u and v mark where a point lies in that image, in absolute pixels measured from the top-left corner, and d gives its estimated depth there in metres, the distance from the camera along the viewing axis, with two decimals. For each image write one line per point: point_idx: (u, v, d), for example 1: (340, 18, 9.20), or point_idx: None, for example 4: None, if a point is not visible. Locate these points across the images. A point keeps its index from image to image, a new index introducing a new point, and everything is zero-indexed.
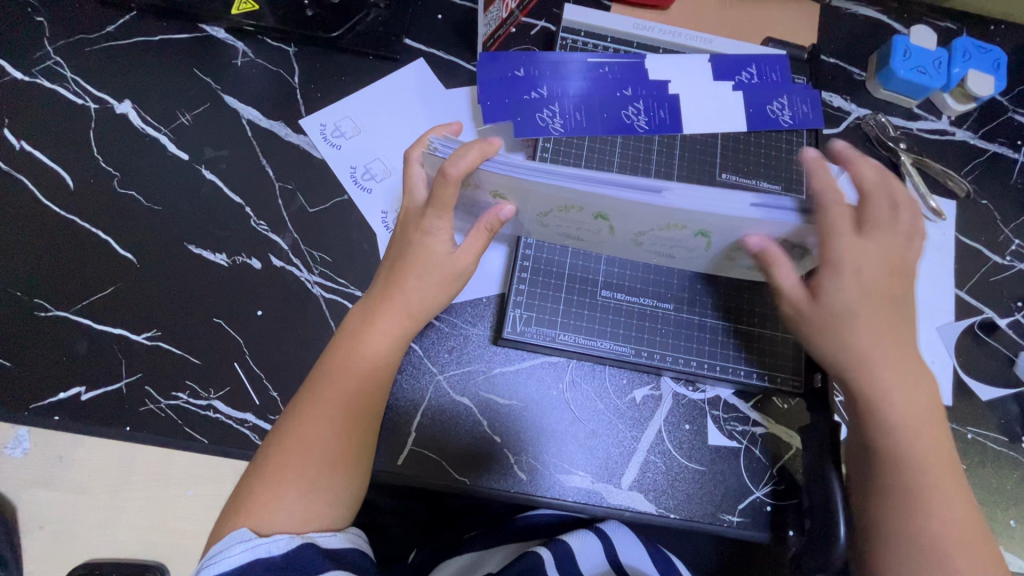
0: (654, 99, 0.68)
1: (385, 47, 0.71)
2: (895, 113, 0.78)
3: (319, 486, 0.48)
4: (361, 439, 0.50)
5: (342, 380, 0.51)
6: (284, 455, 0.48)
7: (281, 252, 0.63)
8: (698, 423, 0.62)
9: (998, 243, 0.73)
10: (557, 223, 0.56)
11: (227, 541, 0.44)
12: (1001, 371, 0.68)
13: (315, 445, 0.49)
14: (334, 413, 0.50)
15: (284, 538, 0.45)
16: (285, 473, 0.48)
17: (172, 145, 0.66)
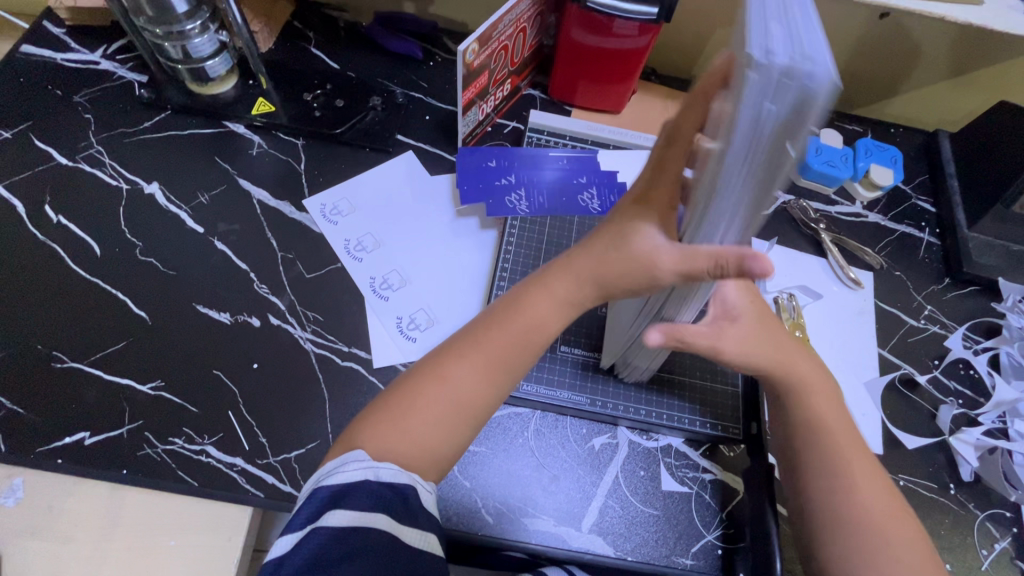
0: (606, 186, 0.81)
1: (380, 141, 0.85)
2: (815, 199, 0.92)
3: (433, 435, 0.53)
4: (492, 392, 0.55)
5: (489, 339, 0.55)
6: (417, 391, 0.54)
7: (279, 312, 0.72)
8: (652, 470, 0.68)
9: (912, 308, 0.84)
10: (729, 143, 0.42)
11: (345, 458, 0.50)
12: (925, 422, 0.75)
13: (445, 393, 0.54)
14: (475, 368, 0.54)
15: (391, 469, 0.50)
16: (411, 410, 0.53)
17: (191, 220, 0.76)
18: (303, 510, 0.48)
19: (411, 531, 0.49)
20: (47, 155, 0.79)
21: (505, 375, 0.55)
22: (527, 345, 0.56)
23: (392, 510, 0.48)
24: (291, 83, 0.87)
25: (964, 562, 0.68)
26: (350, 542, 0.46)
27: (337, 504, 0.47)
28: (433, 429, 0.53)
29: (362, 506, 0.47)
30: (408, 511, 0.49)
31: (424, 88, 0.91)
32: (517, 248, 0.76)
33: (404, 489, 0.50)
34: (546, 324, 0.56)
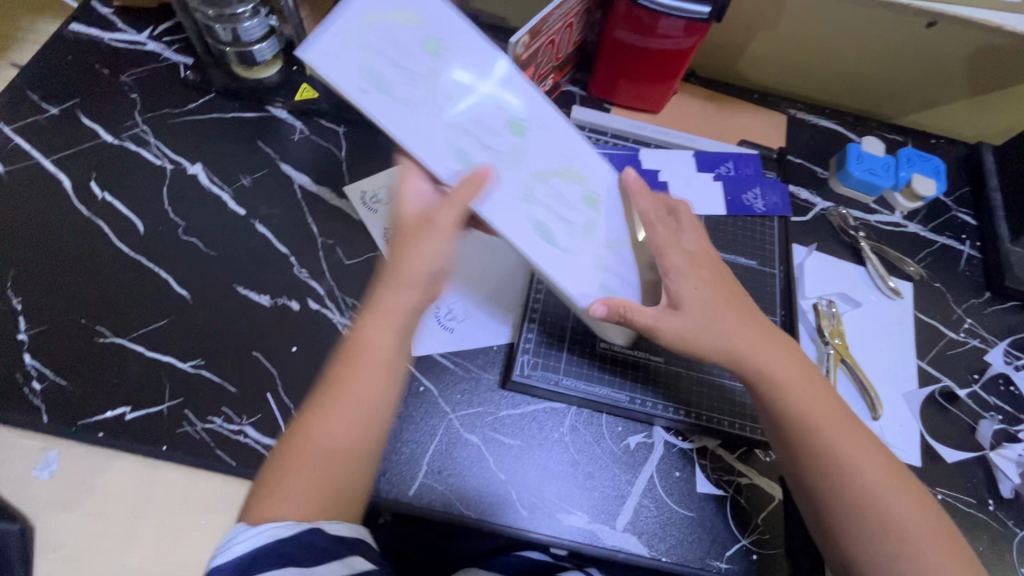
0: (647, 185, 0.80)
1: None
2: (854, 207, 0.91)
3: (329, 480, 0.48)
4: (367, 435, 0.50)
5: (360, 387, 0.51)
6: (295, 463, 0.48)
7: (318, 297, 0.72)
8: (687, 471, 0.67)
9: (952, 321, 0.83)
10: (381, 52, 0.52)
11: (232, 535, 0.44)
12: (964, 436, 0.74)
13: (316, 442, 0.49)
14: (349, 416, 0.50)
15: (286, 525, 0.44)
16: (300, 468, 0.48)
17: (232, 202, 0.77)
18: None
19: (326, 565, 0.43)
20: (94, 132, 0.80)
21: (378, 413, 0.51)
22: (365, 393, 0.51)
23: (294, 558, 0.43)
24: None
25: None
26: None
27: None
28: (330, 476, 0.48)
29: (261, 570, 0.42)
30: (315, 549, 0.44)
31: None
32: None
33: (308, 535, 0.44)
34: (388, 338, 0.53)
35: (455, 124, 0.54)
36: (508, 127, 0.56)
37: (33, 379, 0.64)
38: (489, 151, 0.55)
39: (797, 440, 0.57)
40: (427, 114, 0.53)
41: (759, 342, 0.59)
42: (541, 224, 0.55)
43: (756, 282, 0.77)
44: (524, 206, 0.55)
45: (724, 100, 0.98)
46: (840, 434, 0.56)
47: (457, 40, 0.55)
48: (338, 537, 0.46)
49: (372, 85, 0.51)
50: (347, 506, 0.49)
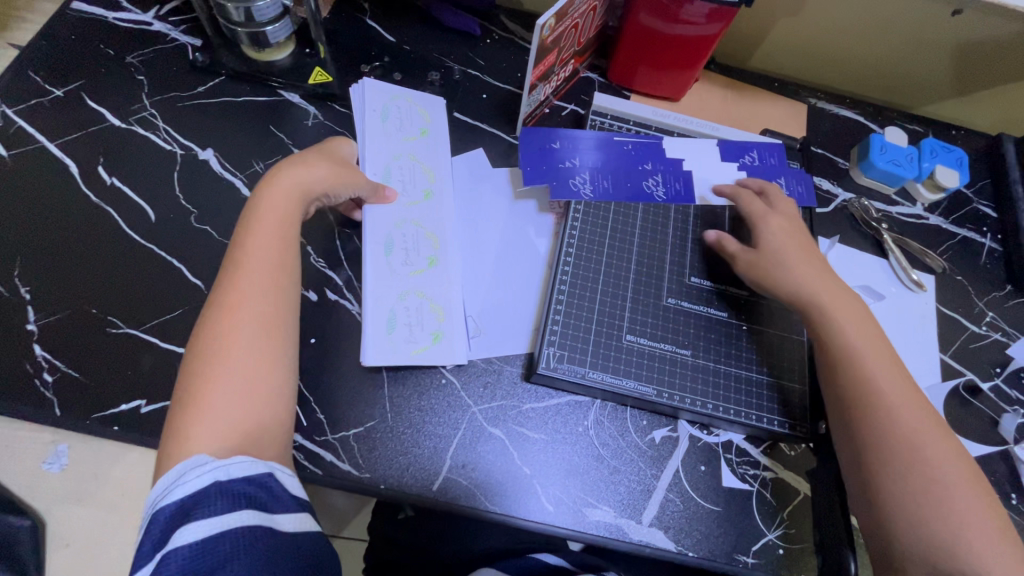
0: (671, 174, 0.78)
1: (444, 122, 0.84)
2: (875, 198, 0.90)
3: (248, 393, 0.53)
4: (271, 357, 0.56)
5: (243, 305, 0.57)
6: (204, 376, 0.53)
7: (336, 287, 0.70)
8: (713, 465, 0.67)
9: (974, 314, 0.82)
10: (396, 170, 0.75)
11: (184, 471, 0.48)
12: (987, 431, 0.74)
13: (250, 354, 0.55)
14: (251, 337, 0.56)
15: (242, 462, 0.49)
16: (228, 380, 0.53)
17: (245, 188, 0.74)
18: (149, 536, 0.45)
19: (283, 519, 0.49)
20: (100, 115, 0.77)
21: (281, 334, 0.58)
22: (244, 315, 0.57)
23: (253, 501, 0.48)
24: (347, 54, 0.85)
25: None
26: (221, 547, 0.44)
27: (187, 518, 0.45)
28: (261, 386, 0.54)
29: (218, 510, 0.46)
30: (271, 501, 0.49)
31: (481, 66, 0.89)
32: (582, 232, 0.74)
33: (259, 480, 0.49)
34: (282, 219, 0.63)
35: (396, 228, 0.72)
36: (426, 258, 0.71)
37: (45, 370, 0.62)
38: (404, 262, 0.70)
39: (845, 377, 0.61)
40: (389, 210, 0.72)
41: (833, 300, 0.65)
42: (387, 322, 0.66)
43: None
44: (393, 302, 0.68)
45: (745, 88, 0.96)
46: (887, 379, 0.60)
47: (443, 197, 0.76)
48: (295, 497, 0.52)
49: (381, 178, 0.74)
50: (273, 448, 0.53)
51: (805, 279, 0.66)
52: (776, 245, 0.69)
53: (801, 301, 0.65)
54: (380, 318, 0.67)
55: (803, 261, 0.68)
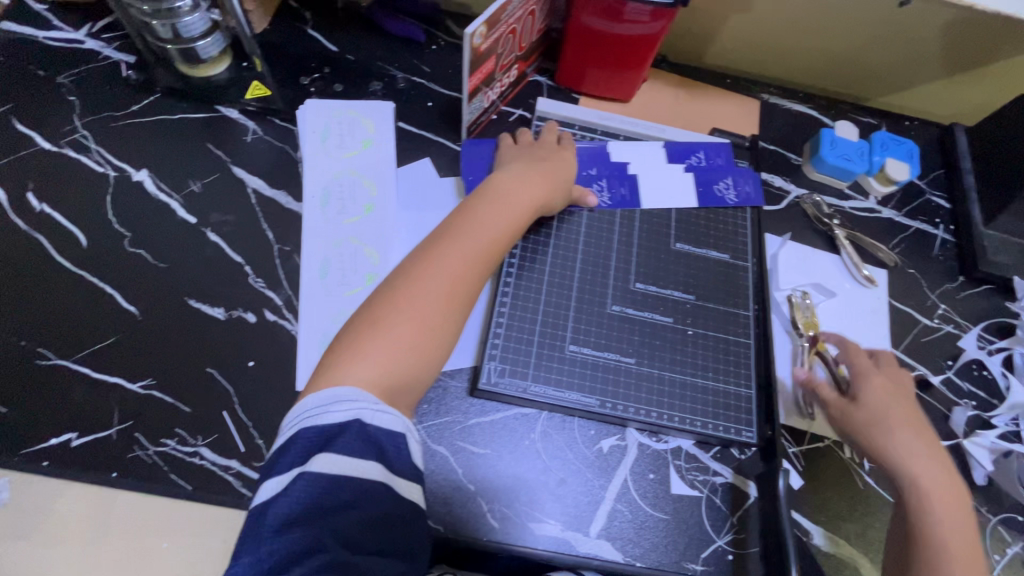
0: (616, 178, 0.78)
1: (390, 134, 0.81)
2: (828, 193, 0.89)
3: (405, 355, 0.52)
4: (428, 347, 0.54)
5: (433, 260, 0.57)
6: (384, 309, 0.53)
7: (275, 307, 0.69)
8: (661, 473, 0.66)
9: (926, 307, 0.82)
10: (335, 189, 0.74)
11: (338, 396, 0.47)
12: (938, 425, 0.74)
13: (423, 302, 0.54)
14: (437, 287, 0.55)
15: (389, 415, 0.48)
16: (399, 322, 0.53)
17: (182, 209, 0.73)
18: (296, 445, 0.46)
19: (404, 483, 0.48)
20: (30, 139, 0.75)
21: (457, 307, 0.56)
22: (436, 274, 0.56)
23: (384, 458, 0.47)
24: (287, 66, 0.83)
25: None
26: (347, 491, 0.45)
27: (328, 447, 0.45)
28: (433, 337, 0.54)
29: (353, 451, 0.46)
30: (399, 458, 0.48)
31: (426, 73, 0.88)
32: (525, 240, 0.73)
33: (396, 438, 0.48)
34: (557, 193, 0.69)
35: (333, 248, 0.70)
36: (362, 277, 0.69)
37: None
38: (339, 282, 0.68)
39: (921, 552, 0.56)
40: (326, 230, 0.71)
41: (930, 470, 0.59)
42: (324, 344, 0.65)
43: (725, 276, 0.74)
44: (327, 324, 0.66)
45: (696, 86, 0.95)
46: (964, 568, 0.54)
47: (386, 210, 0.73)
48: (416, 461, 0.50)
49: (318, 200, 0.73)
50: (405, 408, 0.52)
51: (908, 448, 0.60)
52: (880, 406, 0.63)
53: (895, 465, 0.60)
54: (310, 342, 0.66)
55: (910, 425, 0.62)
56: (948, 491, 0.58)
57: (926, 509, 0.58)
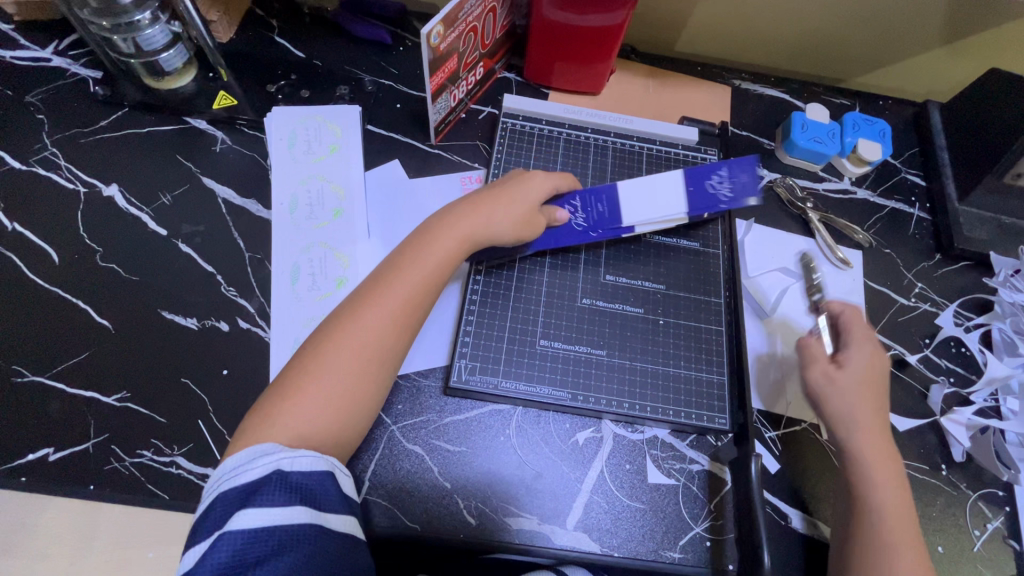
0: (591, 196, 0.73)
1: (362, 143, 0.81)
2: (802, 176, 0.89)
3: (319, 412, 0.53)
4: (350, 402, 0.55)
5: (359, 312, 0.57)
6: (308, 364, 0.55)
7: (248, 315, 0.69)
8: (638, 463, 0.67)
9: (902, 286, 0.82)
10: (303, 195, 0.74)
11: (253, 454, 0.49)
12: (916, 403, 0.74)
13: (346, 353, 0.55)
14: (358, 339, 0.56)
15: (307, 458, 0.50)
16: (321, 374, 0.54)
17: (152, 222, 0.73)
18: (215, 510, 0.47)
19: (335, 518, 0.50)
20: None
21: (373, 363, 0.56)
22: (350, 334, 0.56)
23: (309, 499, 0.49)
24: (253, 74, 0.84)
25: (956, 543, 0.67)
26: (274, 537, 0.46)
27: (249, 502, 0.47)
28: (354, 384, 0.55)
29: (273, 502, 0.47)
30: (325, 497, 0.50)
31: (394, 75, 0.88)
32: None
33: (318, 478, 0.50)
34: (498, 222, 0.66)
35: (302, 255, 0.71)
36: (333, 282, 0.69)
37: None
38: (310, 288, 0.69)
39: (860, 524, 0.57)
40: (294, 235, 0.72)
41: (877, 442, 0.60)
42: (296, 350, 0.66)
43: (696, 264, 0.75)
44: (299, 330, 0.67)
45: (666, 75, 0.95)
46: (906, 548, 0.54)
47: (355, 214, 0.74)
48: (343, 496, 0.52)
49: (286, 207, 0.73)
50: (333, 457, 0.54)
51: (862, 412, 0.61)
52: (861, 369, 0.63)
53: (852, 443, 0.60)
54: (282, 347, 0.66)
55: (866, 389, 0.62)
56: (893, 473, 0.58)
57: (871, 488, 0.57)
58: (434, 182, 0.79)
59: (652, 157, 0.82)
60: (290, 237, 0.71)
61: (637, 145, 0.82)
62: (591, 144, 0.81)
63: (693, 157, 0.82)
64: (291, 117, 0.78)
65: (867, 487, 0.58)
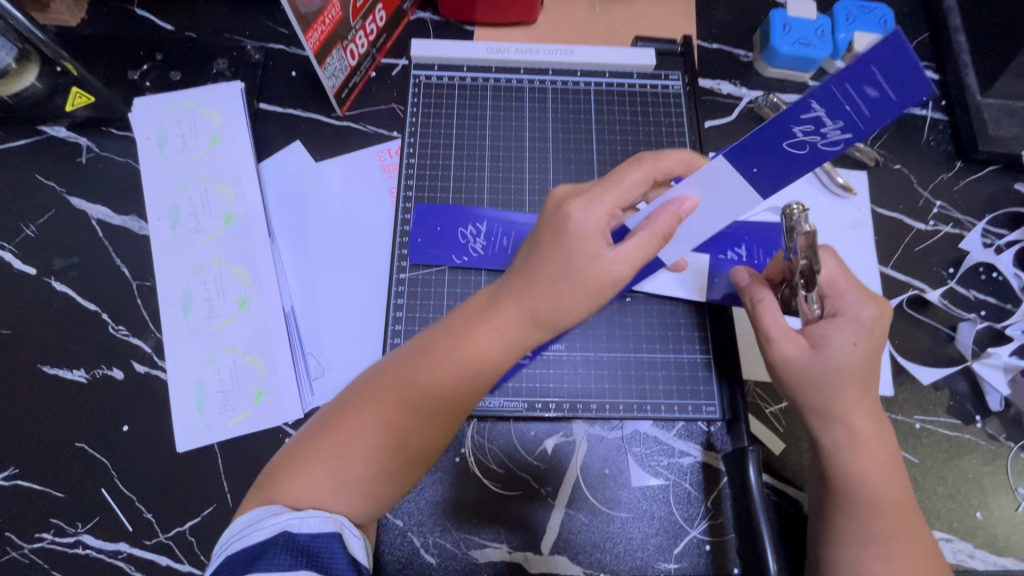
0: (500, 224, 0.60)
1: (255, 131, 0.67)
2: (788, 90, 0.73)
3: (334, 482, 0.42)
4: (369, 479, 0.43)
5: (436, 380, 0.43)
6: (329, 426, 0.44)
7: (144, 356, 0.58)
8: (617, 466, 0.57)
9: (918, 208, 0.69)
10: (185, 204, 0.63)
11: (257, 517, 0.40)
12: (941, 349, 0.63)
13: (361, 426, 0.43)
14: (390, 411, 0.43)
15: (318, 517, 0.41)
16: (332, 444, 0.43)
17: (17, 261, 0.62)
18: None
19: None
20: None
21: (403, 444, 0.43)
22: (391, 401, 0.43)
23: (316, 563, 0.38)
24: (113, 61, 0.69)
25: (997, 507, 0.57)
26: None
27: (251, 568, 0.37)
28: (368, 474, 0.43)
29: (281, 564, 0.37)
30: (333, 560, 0.39)
31: (282, 34, 0.72)
32: (418, 222, 0.60)
33: (327, 539, 0.40)
34: (562, 273, 0.44)
35: (192, 280, 0.60)
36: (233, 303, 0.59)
37: None
38: (206, 317, 0.59)
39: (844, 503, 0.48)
40: (180, 256, 0.61)
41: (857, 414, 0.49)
42: (199, 390, 0.56)
43: None
44: (200, 367, 0.57)
45: None
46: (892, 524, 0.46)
47: (249, 217, 0.62)
48: (354, 561, 0.41)
49: (167, 222, 0.62)
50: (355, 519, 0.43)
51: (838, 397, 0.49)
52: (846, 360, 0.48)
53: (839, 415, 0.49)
54: (182, 390, 0.56)
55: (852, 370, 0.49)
56: (874, 437, 0.49)
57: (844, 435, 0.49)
58: (344, 161, 0.66)
59: (601, 94, 0.67)
60: (175, 259, 0.61)
61: (582, 82, 0.67)
62: (524, 88, 0.67)
63: (652, 86, 0.68)
64: (158, 111, 0.66)
65: (835, 452, 0.49)
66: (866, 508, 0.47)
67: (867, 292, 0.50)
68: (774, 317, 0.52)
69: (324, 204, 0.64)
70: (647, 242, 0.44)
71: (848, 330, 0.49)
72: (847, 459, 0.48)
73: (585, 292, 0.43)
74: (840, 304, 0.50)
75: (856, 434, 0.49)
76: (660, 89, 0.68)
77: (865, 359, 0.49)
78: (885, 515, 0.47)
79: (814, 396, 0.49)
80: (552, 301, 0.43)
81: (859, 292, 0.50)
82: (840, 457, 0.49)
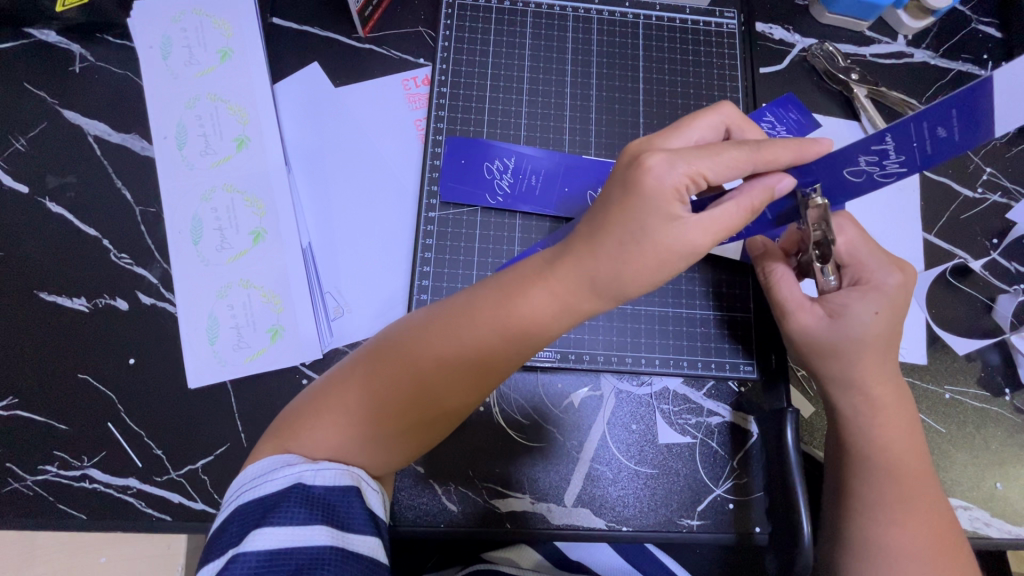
0: (529, 160, 0.55)
1: (269, 47, 0.61)
2: (842, 40, 0.65)
3: (361, 433, 0.39)
4: (397, 433, 0.40)
5: (480, 336, 0.40)
6: (357, 378, 0.40)
7: (150, 287, 0.55)
8: (645, 422, 0.56)
9: (968, 174, 0.65)
10: (193, 123, 0.58)
11: (269, 464, 0.38)
12: (978, 320, 0.61)
13: (394, 380, 0.40)
14: (431, 365, 0.40)
15: (332, 469, 0.38)
16: (354, 391, 0.40)
17: (7, 177, 0.57)
18: (229, 530, 0.36)
19: (359, 540, 0.36)
20: None
21: (440, 402, 0.41)
22: (426, 356, 0.40)
23: (333, 518, 0.36)
24: None
25: (1018, 478, 0.57)
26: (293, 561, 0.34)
27: (266, 518, 0.35)
28: (400, 427, 0.40)
29: (296, 517, 0.35)
30: (352, 516, 0.37)
31: None
32: (449, 155, 0.56)
33: (343, 495, 0.37)
34: (642, 238, 0.38)
35: (200, 206, 0.56)
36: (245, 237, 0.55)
37: None
38: (219, 248, 0.55)
39: (865, 469, 0.47)
40: (188, 179, 0.56)
41: (886, 387, 0.47)
42: (212, 324, 0.53)
43: None
44: (212, 300, 0.54)
45: None
46: (912, 493, 0.46)
47: (264, 141, 0.57)
48: (373, 515, 0.38)
49: (174, 141, 0.57)
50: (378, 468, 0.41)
51: (862, 369, 0.47)
52: (870, 329, 0.46)
53: (866, 381, 0.47)
54: (192, 323, 0.53)
55: (881, 344, 0.46)
56: (894, 404, 0.47)
57: (866, 408, 0.47)
58: (367, 87, 0.60)
59: (651, 29, 0.62)
60: (182, 184, 0.56)
61: (630, 14, 0.62)
62: (568, 17, 0.61)
63: (705, 24, 0.63)
64: (160, 18, 0.60)
65: (856, 420, 0.48)
66: (885, 475, 0.46)
67: (889, 256, 0.48)
68: (790, 286, 0.50)
69: (347, 130, 0.59)
70: (736, 217, 0.39)
71: (870, 299, 0.46)
72: (864, 424, 0.47)
73: (651, 261, 0.39)
74: (860, 272, 0.48)
75: (885, 407, 0.47)
76: (713, 27, 0.63)
77: (888, 326, 0.46)
78: (904, 485, 0.46)
79: (830, 363, 0.48)
80: (620, 269, 0.39)
81: (880, 257, 0.47)
82: (860, 423, 0.47)
